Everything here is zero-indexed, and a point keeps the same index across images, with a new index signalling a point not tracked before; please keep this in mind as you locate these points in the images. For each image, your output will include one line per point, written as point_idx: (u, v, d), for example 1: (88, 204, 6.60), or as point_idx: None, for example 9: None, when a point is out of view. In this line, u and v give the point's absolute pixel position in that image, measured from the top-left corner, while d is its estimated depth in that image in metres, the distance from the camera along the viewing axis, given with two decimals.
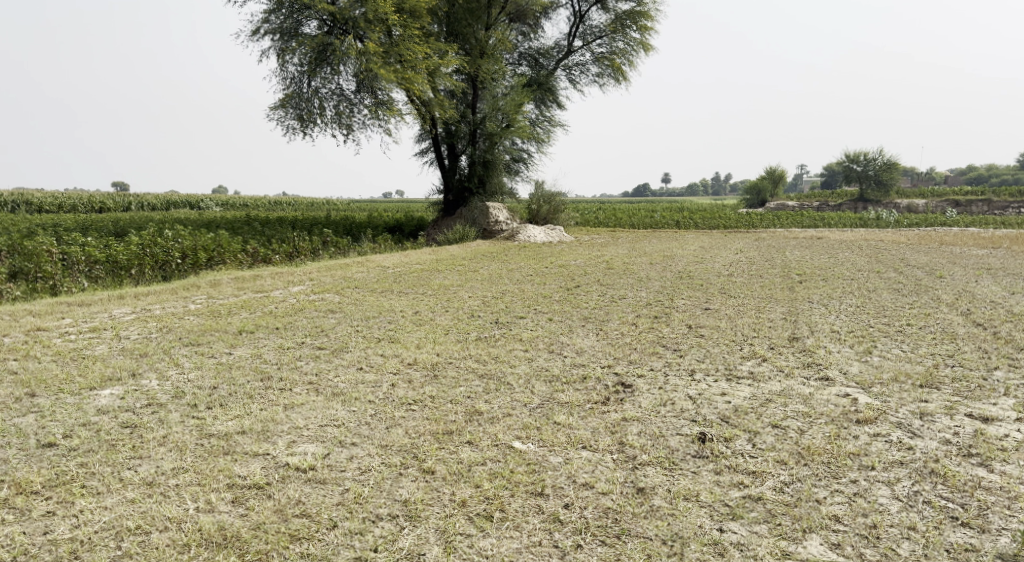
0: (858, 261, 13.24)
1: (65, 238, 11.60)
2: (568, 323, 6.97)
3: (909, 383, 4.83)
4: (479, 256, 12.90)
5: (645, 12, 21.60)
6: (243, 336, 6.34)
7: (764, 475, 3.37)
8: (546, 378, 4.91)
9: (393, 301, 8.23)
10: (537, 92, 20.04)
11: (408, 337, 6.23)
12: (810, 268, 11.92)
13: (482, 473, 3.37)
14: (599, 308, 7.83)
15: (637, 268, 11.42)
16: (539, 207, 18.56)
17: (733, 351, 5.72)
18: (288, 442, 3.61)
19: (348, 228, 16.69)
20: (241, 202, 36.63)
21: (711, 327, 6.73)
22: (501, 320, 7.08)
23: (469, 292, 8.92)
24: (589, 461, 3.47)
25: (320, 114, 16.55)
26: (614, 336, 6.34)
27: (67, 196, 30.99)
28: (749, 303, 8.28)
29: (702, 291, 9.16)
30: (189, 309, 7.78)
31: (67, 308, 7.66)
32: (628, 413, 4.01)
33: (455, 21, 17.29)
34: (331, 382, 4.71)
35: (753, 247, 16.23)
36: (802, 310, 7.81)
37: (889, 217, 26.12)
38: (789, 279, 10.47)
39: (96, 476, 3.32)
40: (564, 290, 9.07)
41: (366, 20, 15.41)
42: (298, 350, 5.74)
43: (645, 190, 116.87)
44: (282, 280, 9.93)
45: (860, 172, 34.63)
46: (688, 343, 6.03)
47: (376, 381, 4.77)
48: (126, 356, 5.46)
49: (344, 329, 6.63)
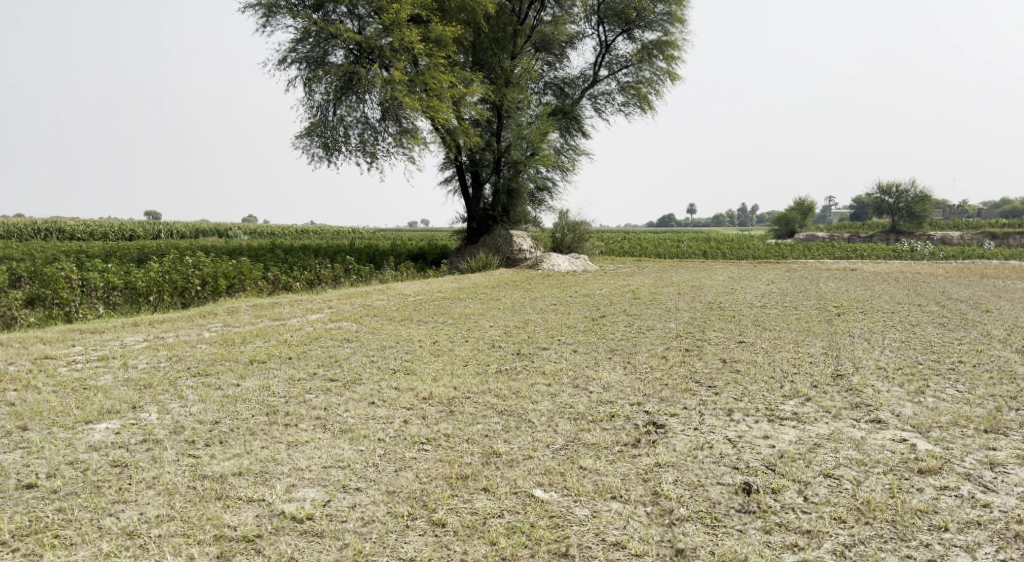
0: (897, 294, 12.71)
1: (88, 264, 11.58)
2: (594, 356, 6.61)
3: (972, 428, 4.39)
4: (502, 284, 12.63)
5: (672, 42, 21.49)
6: (254, 366, 6.09)
7: (821, 536, 2.97)
8: (571, 415, 4.55)
9: (411, 330, 7.95)
10: (562, 120, 19.91)
11: (426, 369, 5.91)
12: (846, 301, 11.42)
13: (499, 528, 3.01)
14: (626, 340, 7.46)
15: (665, 298, 11.05)
16: (563, 235, 18.29)
17: (773, 391, 5.31)
18: (288, 487, 3.29)
19: (371, 256, 16.55)
20: (267, 231, 36.95)
21: (747, 362, 6.33)
22: (523, 352, 6.75)
23: (491, 321, 8.61)
24: (619, 516, 3.09)
25: (345, 141, 16.53)
26: (643, 370, 5.97)
27: (100, 224, 31.51)
28: (785, 336, 7.86)
29: (734, 323, 8.75)
30: (203, 337, 7.58)
31: (79, 335, 7.50)
32: (662, 457, 3.63)
33: (481, 51, 17.30)
34: (340, 417, 4.40)
35: (785, 277, 15.73)
36: (843, 345, 7.37)
37: (924, 249, 25.41)
38: (827, 311, 10.00)
39: (74, 524, 3.04)
40: (590, 320, 8.72)
41: (392, 49, 15.49)
42: (309, 382, 5.46)
43: (670, 220, 116.22)
44: (301, 307, 9.73)
45: (892, 204, 33.84)
46: (723, 379, 5.64)
47: (388, 417, 4.45)
48: (130, 387, 5.23)
49: (359, 359, 6.35)
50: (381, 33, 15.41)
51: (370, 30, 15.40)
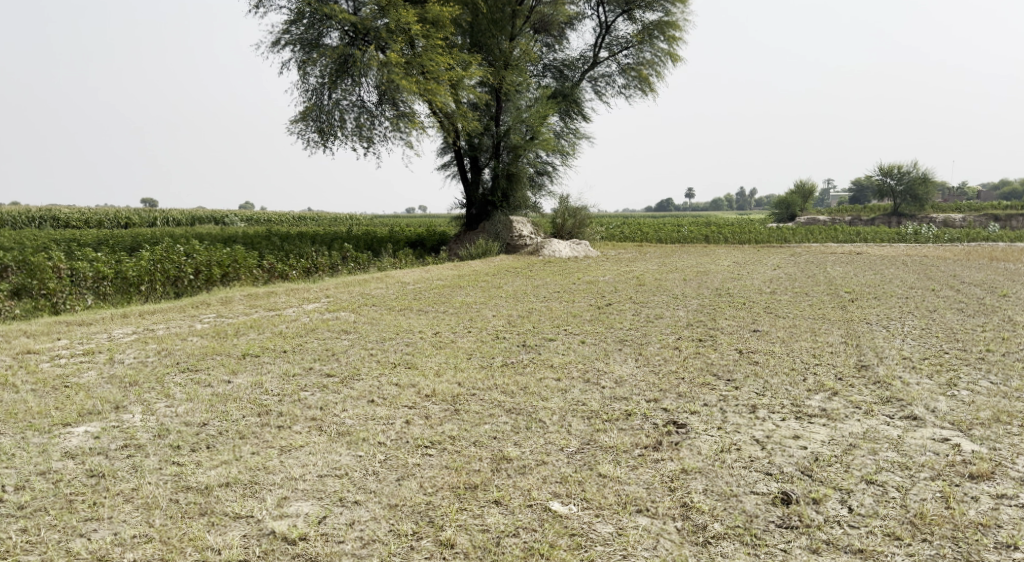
0: (907, 278, 12.41)
1: (77, 254, 11.21)
2: (603, 347, 6.30)
3: (1016, 425, 4.12)
4: (503, 271, 12.30)
5: (674, 22, 21.02)
6: (247, 360, 5.77)
7: (874, 556, 2.77)
8: (584, 414, 4.25)
9: (412, 320, 7.64)
10: (562, 103, 19.48)
11: (427, 363, 5.60)
12: (857, 286, 11.13)
13: (516, 550, 2.74)
14: (635, 330, 7.15)
15: (671, 285, 10.72)
16: (564, 220, 17.98)
17: (796, 385, 5.03)
18: (279, 500, 2.99)
19: (369, 243, 16.22)
20: (263, 218, 36.51)
21: (765, 353, 6.04)
22: (529, 343, 6.44)
23: (493, 310, 8.28)
24: (648, 534, 2.84)
25: (341, 126, 16.13)
26: (656, 362, 5.67)
27: (93, 211, 30.99)
28: (801, 325, 7.55)
29: (745, 310, 8.44)
30: (195, 329, 7.27)
31: (65, 328, 7.18)
32: (688, 463, 3.35)
33: (479, 32, 16.82)
34: (336, 418, 4.09)
35: (792, 262, 15.44)
36: (862, 334, 7.07)
37: (929, 232, 25.09)
38: (838, 297, 9.70)
39: (39, 547, 2.76)
40: (596, 309, 8.41)
41: (388, 30, 15.09)
42: (305, 378, 5.14)
43: (668, 205, 115.57)
44: (297, 297, 9.39)
45: (893, 187, 33.48)
46: (743, 372, 5.35)
47: (388, 418, 4.14)
48: (114, 385, 4.91)
49: (356, 353, 6.04)
50: (377, 14, 14.98)
51: (365, 10, 14.96)
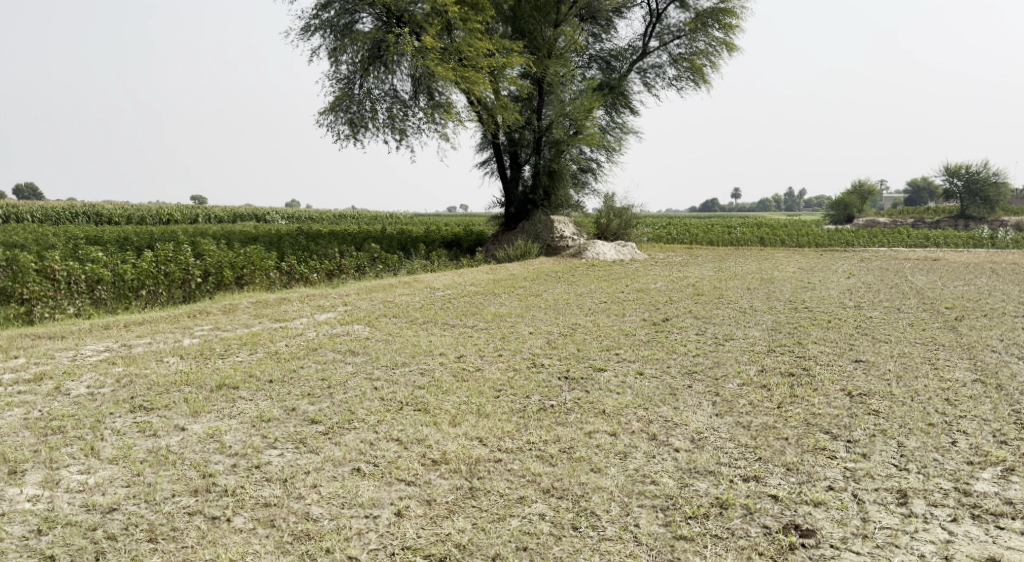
0: (1007, 291, 10.63)
1: (78, 254, 10.27)
2: (669, 382, 4.96)
3: None
4: (543, 276, 11.01)
5: (730, 9, 19.38)
6: (218, 395, 4.58)
7: None
8: (655, 503, 2.96)
9: (433, 338, 6.39)
10: (609, 95, 18.03)
11: (443, 404, 4.32)
12: (954, 300, 9.45)
13: None
14: (705, 356, 5.76)
15: (735, 295, 9.26)
16: (609, 221, 16.57)
17: (948, 453, 3.61)
18: None
19: (401, 242, 15.09)
20: (306, 215, 35.87)
21: (884, 397, 4.62)
22: (573, 374, 5.12)
23: (530, 326, 7.00)
24: None
25: (373, 117, 15.02)
26: (743, 410, 4.29)
27: (138, 207, 30.42)
28: (911, 353, 6.05)
29: (834, 331, 6.93)
30: (179, 346, 6.13)
31: (29, 343, 6.13)
32: None
33: (521, 19, 15.58)
34: (298, 504, 2.90)
35: (864, 269, 13.79)
36: (994, 368, 5.56)
37: (1008, 236, 22.76)
38: (940, 315, 8.07)
39: None
40: (652, 326, 7.06)
41: (424, 15, 13.88)
42: (279, 427, 3.90)
43: (715, 206, 112.13)
44: (310, 304, 8.25)
45: (961, 187, 30.83)
46: (866, 428, 3.96)
47: (372, 505, 2.90)
48: (32, 431, 3.79)
49: (357, 386, 4.80)
50: None
51: None
